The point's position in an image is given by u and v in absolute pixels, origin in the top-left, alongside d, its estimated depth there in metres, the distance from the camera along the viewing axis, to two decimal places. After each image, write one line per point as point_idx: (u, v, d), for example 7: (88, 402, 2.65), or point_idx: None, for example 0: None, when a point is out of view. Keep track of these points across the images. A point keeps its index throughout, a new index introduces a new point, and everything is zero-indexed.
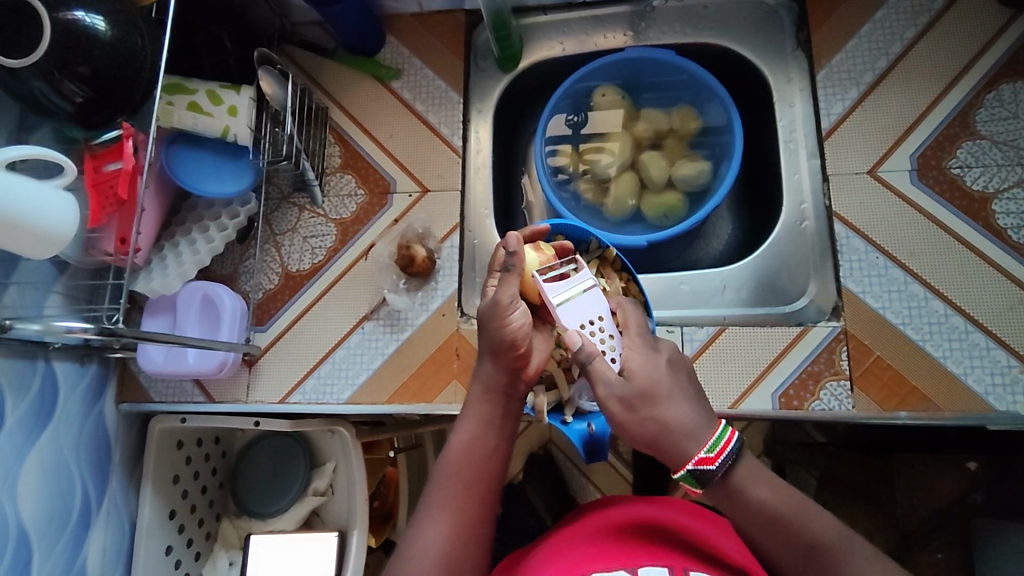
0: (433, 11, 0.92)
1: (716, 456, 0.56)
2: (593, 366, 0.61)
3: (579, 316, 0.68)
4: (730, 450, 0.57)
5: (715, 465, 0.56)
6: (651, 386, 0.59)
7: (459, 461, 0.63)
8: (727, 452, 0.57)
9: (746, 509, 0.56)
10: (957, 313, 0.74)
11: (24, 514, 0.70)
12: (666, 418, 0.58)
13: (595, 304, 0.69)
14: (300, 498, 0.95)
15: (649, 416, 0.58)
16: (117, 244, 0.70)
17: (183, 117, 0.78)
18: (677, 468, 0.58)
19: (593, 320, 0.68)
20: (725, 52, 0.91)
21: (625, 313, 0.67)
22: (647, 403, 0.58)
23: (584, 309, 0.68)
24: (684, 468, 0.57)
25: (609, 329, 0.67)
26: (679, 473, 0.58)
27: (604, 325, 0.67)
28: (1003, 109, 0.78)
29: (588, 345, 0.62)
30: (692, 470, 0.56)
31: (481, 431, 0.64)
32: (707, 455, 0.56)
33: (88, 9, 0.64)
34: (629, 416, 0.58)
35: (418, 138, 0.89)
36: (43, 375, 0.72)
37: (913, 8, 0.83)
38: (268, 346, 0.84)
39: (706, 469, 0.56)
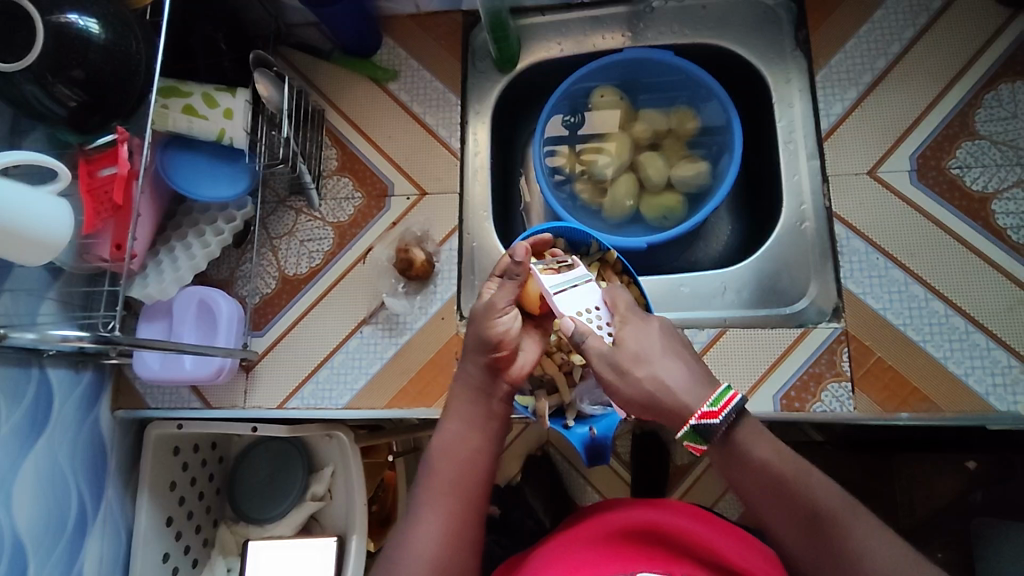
0: (430, 12, 0.92)
1: (719, 410, 0.58)
2: (587, 344, 0.64)
3: (575, 305, 0.69)
4: (733, 405, 0.59)
5: (719, 419, 0.58)
6: (644, 349, 0.63)
7: (450, 465, 0.64)
8: (731, 407, 0.59)
9: (748, 477, 0.58)
10: (958, 313, 0.74)
11: (20, 524, 0.69)
12: (660, 377, 0.61)
13: (590, 296, 0.70)
14: (299, 503, 0.94)
15: (645, 375, 0.62)
16: (113, 250, 0.68)
17: (178, 121, 0.77)
18: (681, 425, 0.60)
19: (588, 309, 0.69)
20: (723, 52, 0.91)
21: (616, 298, 0.69)
22: (641, 364, 0.62)
23: (580, 299, 0.70)
24: (688, 424, 0.59)
25: (604, 318, 0.69)
26: (683, 430, 0.60)
27: (599, 314, 0.69)
28: (1002, 109, 0.78)
29: (582, 327, 0.65)
30: (697, 424, 0.59)
31: (468, 431, 0.66)
32: (711, 408, 0.58)
33: (82, 11, 0.63)
34: (620, 378, 0.62)
35: (416, 139, 0.88)
36: (38, 382, 0.71)
37: (912, 7, 0.83)
38: (266, 351, 0.84)
39: (711, 422, 0.58)
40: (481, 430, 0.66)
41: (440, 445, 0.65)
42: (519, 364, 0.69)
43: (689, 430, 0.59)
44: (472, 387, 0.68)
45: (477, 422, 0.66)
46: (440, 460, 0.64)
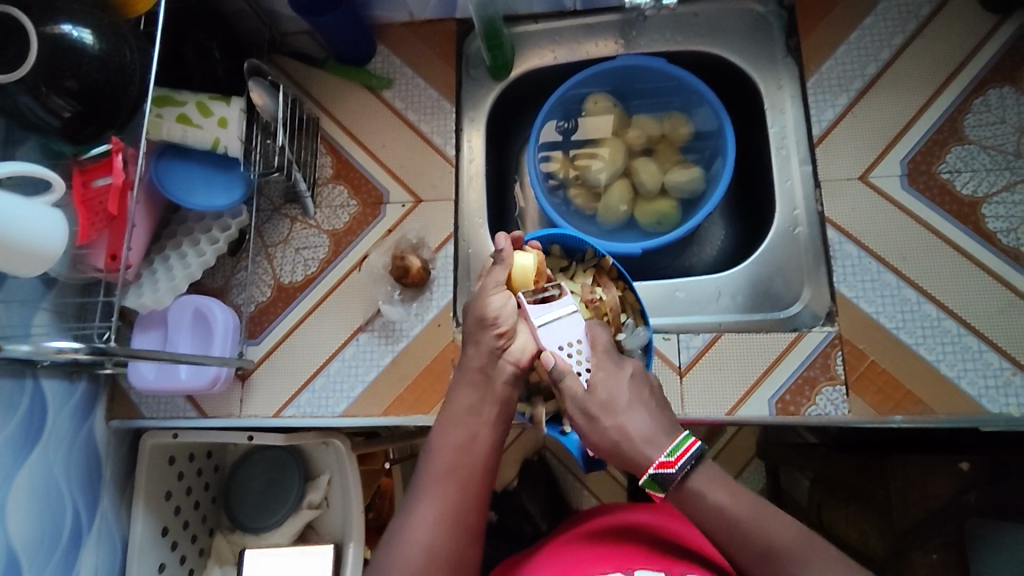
0: (424, 20, 0.92)
1: (675, 460, 0.59)
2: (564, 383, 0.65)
3: (559, 339, 0.69)
4: (690, 454, 0.60)
5: (674, 468, 0.59)
6: (613, 398, 0.63)
7: (451, 470, 0.64)
8: (687, 457, 0.60)
9: (709, 515, 0.58)
10: (950, 316, 0.75)
11: (14, 537, 0.68)
12: (626, 427, 0.62)
13: (574, 328, 0.70)
14: (295, 511, 0.94)
15: (611, 424, 0.62)
16: (108, 261, 0.68)
17: (172, 130, 0.77)
18: (641, 473, 0.60)
19: (571, 342, 0.69)
20: (716, 59, 0.92)
21: (596, 336, 0.69)
22: (608, 413, 0.62)
23: (563, 332, 0.69)
24: (647, 473, 0.60)
25: (585, 351, 0.68)
26: (643, 479, 0.60)
27: (581, 348, 0.68)
28: (990, 114, 0.79)
29: (561, 364, 0.66)
30: (654, 474, 0.59)
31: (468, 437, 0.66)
32: (666, 458, 0.59)
33: (76, 22, 0.63)
34: (590, 426, 0.63)
35: (411, 147, 0.89)
36: (32, 394, 0.71)
37: (901, 14, 0.83)
38: (261, 359, 0.83)
39: (667, 472, 0.59)
40: (479, 438, 0.66)
41: (441, 451, 0.65)
42: (520, 346, 0.68)
43: (648, 480, 0.60)
44: (469, 395, 0.68)
45: (475, 431, 0.66)
46: (440, 468, 0.64)
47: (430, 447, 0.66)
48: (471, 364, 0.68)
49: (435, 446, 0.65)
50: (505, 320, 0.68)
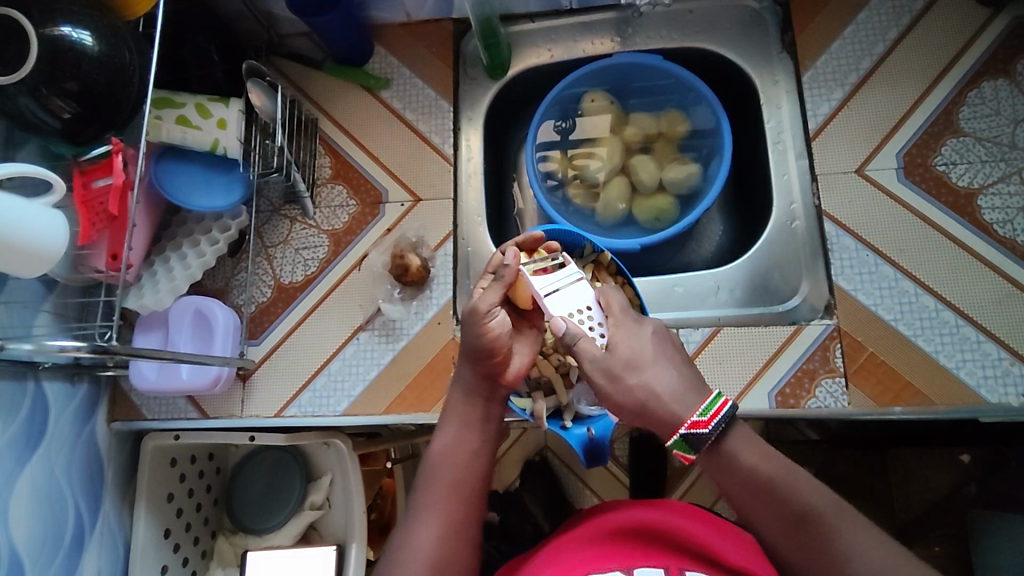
0: (420, 21, 0.92)
1: (708, 420, 0.58)
2: (578, 347, 0.63)
3: (567, 307, 0.69)
4: (723, 415, 0.58)
5: (707, 429, 0.58)
6: (635, 354, 0.62)
7: (449, 464, 0.65)
8: (720, 417, 0.58)
9: (743, 473, 0.58)
10: (947, 307, 0.75)
11: (17, 538, 0.68)
12: (650, 385, 0.61)
13: (582, 296, 0.70)
14: (297, 512, 0.94)
15: (635, 383, 0.61)
16: (109, 261, 0.68)
17: (171, 132, 0.77)
18: (670, 433, 0.60)
19: (580, 309, 0.69)
20: (712, 55, 0.92)
21: (609, 299, 0.68)
22: (632, 371, 0.61)
23: (571, 300, 0.69)
24: (676, 433, 0.59)
25: (596, 318, 0.68)
26: (672, 440, 0.59)
27: (591, 315, 0.69)
28: (985, 106, 0.80)
29: (574, 329, 0.64)
30: (685, 434, 0.58)
31: (462, 432, 0.66)
32: (700, 418, 0.58)
33: (76, 24, 0.63)
34: (612, 385, 0.61)
35: (409, 146, 0.89)
36: (33, 396, 0.71)
37: (895, 8, 0.84)
38: (262, 360, 0.84)
39: (699, 433, 0.58)
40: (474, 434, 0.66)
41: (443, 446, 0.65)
42: (516, 366, 0.70)
43: (679, 439, 0.58)
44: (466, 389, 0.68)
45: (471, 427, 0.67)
46: (438, 467, 0.64)
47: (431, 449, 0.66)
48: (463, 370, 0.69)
49: (438, 442, 0.66)
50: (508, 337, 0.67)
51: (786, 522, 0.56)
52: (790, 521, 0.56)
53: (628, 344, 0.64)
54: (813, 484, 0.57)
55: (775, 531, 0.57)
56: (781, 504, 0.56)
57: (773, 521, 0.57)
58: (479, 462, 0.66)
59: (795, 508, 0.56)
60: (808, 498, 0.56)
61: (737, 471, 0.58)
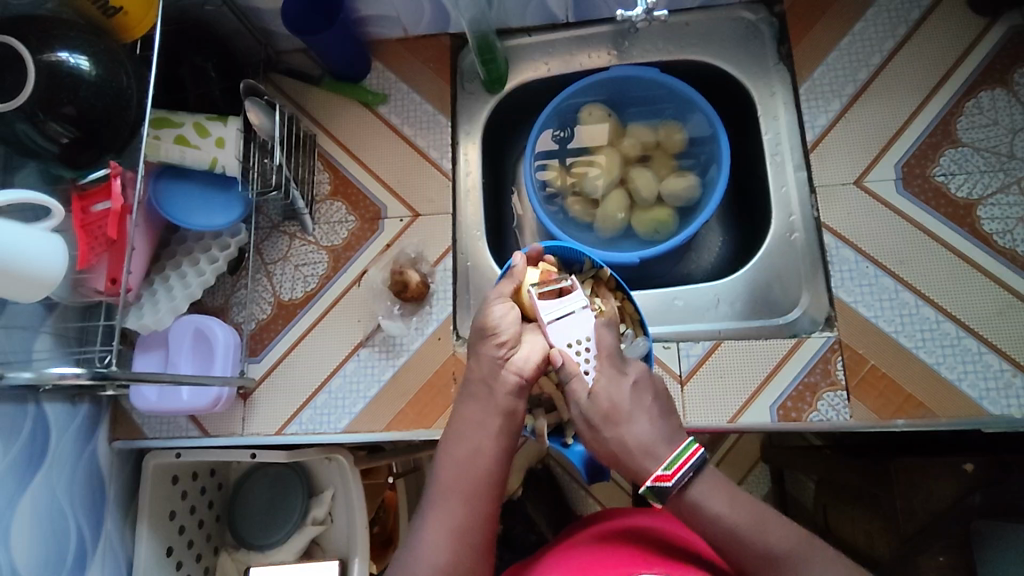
0: (418, 36, 0.93)
1: (674, 472, 0.59)
2: (570, 385, 0.66)
3: (567, 337, 0.68)
4: (689, 466, 0.60)
5: (672, 481, 0.59)
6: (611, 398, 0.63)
7: (454, 473, 0.64)
8: (686, 469, 0.60)
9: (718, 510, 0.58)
10: (948, 319, 0.75)
11: (19, 560, 0.68)
12: (626, 438, 0.62)
13: (584, 325, 0.68)
14: (299, 527, 0.94)
15: (613, 428, 0.62)
16: (108, 284, 0.68)
17: (170, 151, 0.77)
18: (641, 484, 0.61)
19: (579, 340, 0.68)
20: (709, 67, 0.92)
21: (601, 336, 0.67)
22: (609, 416, 0.63)
23: (573, 329, 0.68)
24: (645, 485, 0.60)
25: (591, 351, 0.67)
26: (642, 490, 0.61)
27: (588, 347, 0.67)
28: (982, 116, 0.80)
29: (568, 366, 0.66)
30: (652, 486, 0.60)
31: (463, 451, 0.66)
32: (665, 471, 0.59)
33: (73, 49, 0.63)
34: (594, 433, 0.64)
35: (408, 161, 0.89)
36: (34, 418, 0.71)
37: (891, 19, 0.84)
38: (262, 377, 0.84)
39: (664, 486, 0.59)
40: (479, 435, 0.66)
41: (443, 464, 0.65)
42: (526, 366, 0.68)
43: (646, 490, 0.60)
44: (473, 391, 0.68)
45: (476, 429, 0.66)
46: (441, 481, 0.64)
47: (436, 461, 0.66)
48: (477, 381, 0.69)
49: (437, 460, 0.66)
50: (508, 330, 0.68)
51: (760, 565, 0.57)
52: (760, 565, 0.57)
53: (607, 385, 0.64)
54: (784, 529, 0.59)
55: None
56: (748, 549, 0.57)
57: (744, 564, 0.58)
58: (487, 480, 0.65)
59: (759, 553, 0.57)
60: (780, 540, 0.57)
61: (702, 518, 0.59)
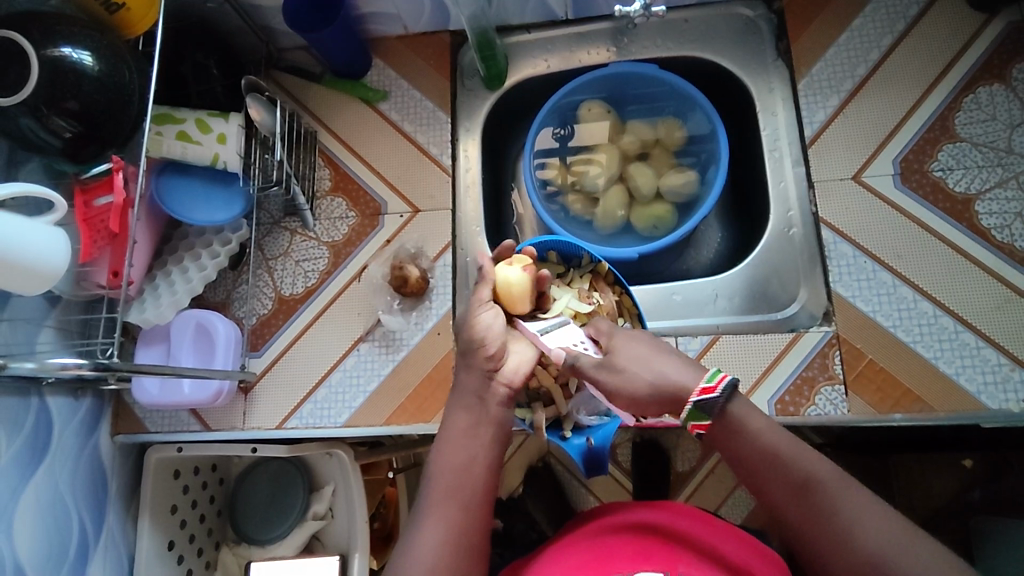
0: (418, 33, 0.93)
1: (716, 385, 0.60)
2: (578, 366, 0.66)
3: (565, 340, 0.70)
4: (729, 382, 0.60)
5: (717, 393, 0.59)
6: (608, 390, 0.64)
7: (450, 467, 0.64)
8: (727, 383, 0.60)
9: (746, 446, 0.59)
10: (946, 313, 0.75)
11: (22, 552, 0.69)
12: None
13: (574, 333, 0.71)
14: (300, 522, 0.95)
15: None
16: (110, 277, 0.69)
17: (172, 147, 0.78)
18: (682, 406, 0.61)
19: (578, 342, 0.70)
20: (708, 64, 0.93)
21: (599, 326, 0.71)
22: None
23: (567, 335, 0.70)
24: (689, 402, 0.60)
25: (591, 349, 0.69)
26: (685, 410, 0.61)
27: (587, 344, 0.69)
28: (981, 111, 0.80)
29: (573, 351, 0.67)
30: (697, 400, 0.60)
31: (461, 442, 0.66)
32: (708, 385, 0.60)
33: (76, 44, 0.64)
34: None
35: (408, 157, 0.90)
36: (38, 410, 0.72)
37: (889, 15, 0.84)
38: (263, 372, 0.84)
39: (710, 398, 0.60)
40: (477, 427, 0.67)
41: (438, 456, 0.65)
42: (514, 370, 0.70)
43: (691, 408, 0.60)
44: (470, 385, 0.68)
45: (476, 420, 0.67)
46: (440, 473, 0.64)
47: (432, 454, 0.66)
48: (471, 377, 0.69)
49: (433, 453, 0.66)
50: (496, 333, 0.69)
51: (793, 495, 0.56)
52: (795, 493, 0.56)
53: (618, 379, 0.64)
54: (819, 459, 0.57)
55: (784, 508, 0.57)
56: (787, 475, 0.56)
57: (779, 491, 0.57)
58: (485, 471, 0.65)
59: (801, 479, 0.56)
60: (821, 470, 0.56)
61: (739, 443, 0.59)
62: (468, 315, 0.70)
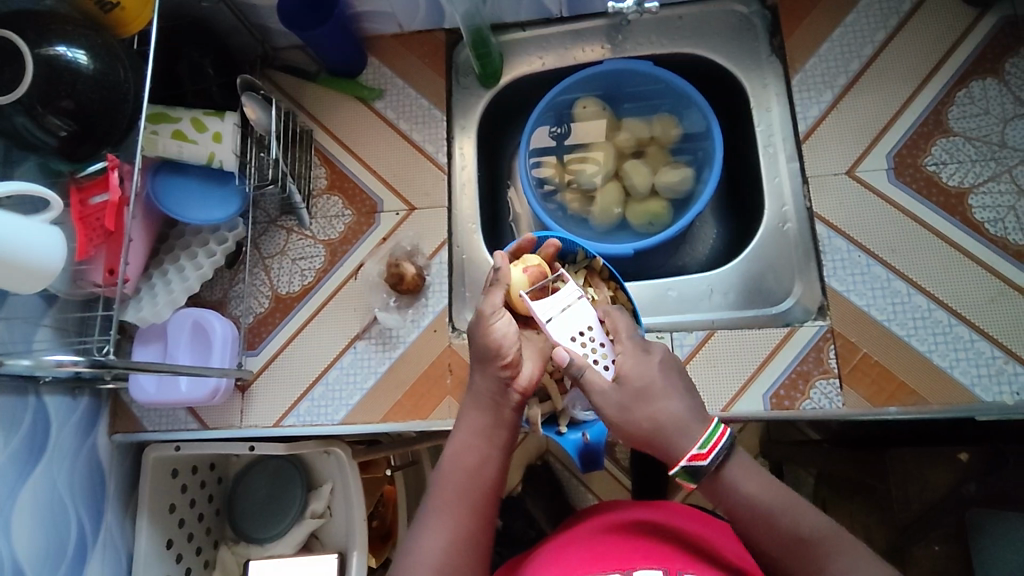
0: (413, 32, 0.93)
1: (708, 451, 0.59)
2: (582, 374, 0.65)
3: (569, 331, 0.70)
4: (722, 446, 0.59)
5: (707, 460, 0.59)
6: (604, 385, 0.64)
7: (462, 464, 0.64)
8: (719, 448, 0.59)
9: (738, 504, 0.58)
10: (940, 307, 0.76)
11: (20, 550, 0.69)
12: (624, 423, 0.62)
13: (582, 317, 0.71)
14: (298, 520, 0.95)
15: (641, 419, 0.61)
16: (106, 275, 0.69)
17: (167, 146, 0.78)
18: (673, 464, 0.60)
19: (582, 331, 0.70)
20: (702, 60, 0.93)
21: (614, 320, 0.69)
22: (607, 406, 0.63)
23: (570, 324, 0.71)
24: (679, 464, 0.59)
25: (599, 338, 0.70)
26: (673, 471, 0.60)
27: (594, 337, 0.70)
28: (974, 106, 0.80)
29: (578, 359, 0.65)
30: (686, 466, 0.59)
31: (470, 439, 0.66)
32: (700, 450, 0.59)
33: (71, 43, 0.64)
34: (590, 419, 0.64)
35: (403, 155, 0.90)
36: (35, 409, 0.72)
37: (881, 11, 0.85)
38: (260, 370, 0.84)
39: (699, 464, 0.59)
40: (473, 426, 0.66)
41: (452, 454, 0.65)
42: (525, 374, 0.69)
43: (680, 470, 0.59)
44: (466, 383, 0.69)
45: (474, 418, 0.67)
46: (449, 466, 0.64)
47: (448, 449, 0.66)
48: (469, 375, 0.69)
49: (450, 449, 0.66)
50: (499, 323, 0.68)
51: (788, 552, 0.56)
52: (791, 551, 0.55)
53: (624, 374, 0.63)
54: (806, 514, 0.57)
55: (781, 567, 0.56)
56: (779, 533, 0.56)
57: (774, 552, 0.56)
58: (493, 463, 0.65)
59: (790, 538, 0.56)
60: (814, 525, 0.56)
61: (728, 501, 0.58)
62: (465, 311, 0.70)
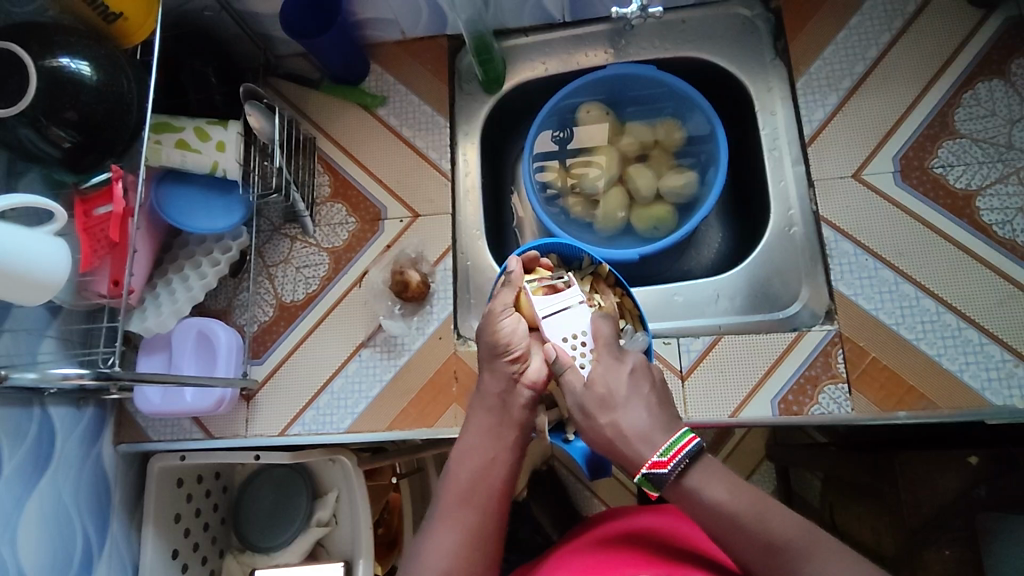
0: (415, 38, 0.93)
1: (668, 460, 0.58)
2: (564, 376, 0.65)
3: (564, 331, 0.70)
4: (685, 453, 0.58)
5: (667, 469, 0.57)
6: (610, 392, 0.62)
7: (466, 472, 0.64)
8: (682, 455, 0.58)
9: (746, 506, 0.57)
10: (949, 310, 0.75)
11: (26, 564, 0.68)
12: (620, 424, 0.61)
13: (580, 320, 0.71)
14: (304, 530, 0.94)
15: (607, 421, 0.61)
16: (111, 286, 0.69)
17: (171, 156, 0.78)
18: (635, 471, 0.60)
19: (575, 335, 0.70)
20: (706, 64, 0.93)
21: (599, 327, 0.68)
22: (605, 410, 0.62)
23: (568, 325, 0.70)
24: (641, 472, 0.59)
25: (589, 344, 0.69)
26: (637, 477, 0.59)
27: (585, 341, 0.69)
28: (980, 107, 0.80)
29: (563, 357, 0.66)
30: (647, 474, 0.58)
31: (472, 443, 0.66)
32: (660, 458, 0.58)
33: (74, 54, 0.64)
34: (591, 419, 0.62)
35: (407, 163, 0.90)
36: (40, 421, 0.72)
37: (886, 12, 0.84)
38: (266, 378, 0.84)
39: (659, 473, 0.58)
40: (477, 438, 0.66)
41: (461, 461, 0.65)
42: (535, 369, 0.68)
43: (641, 479, 0.59)
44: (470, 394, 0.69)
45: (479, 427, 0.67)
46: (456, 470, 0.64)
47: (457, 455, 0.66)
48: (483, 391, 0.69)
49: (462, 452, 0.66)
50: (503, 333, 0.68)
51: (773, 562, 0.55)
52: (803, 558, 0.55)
53: (606, 380, 0.63)
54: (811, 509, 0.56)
55: None
56: None
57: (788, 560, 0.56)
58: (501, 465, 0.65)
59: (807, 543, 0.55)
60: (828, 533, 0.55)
61: None
62: (490, 317, 0.69)
